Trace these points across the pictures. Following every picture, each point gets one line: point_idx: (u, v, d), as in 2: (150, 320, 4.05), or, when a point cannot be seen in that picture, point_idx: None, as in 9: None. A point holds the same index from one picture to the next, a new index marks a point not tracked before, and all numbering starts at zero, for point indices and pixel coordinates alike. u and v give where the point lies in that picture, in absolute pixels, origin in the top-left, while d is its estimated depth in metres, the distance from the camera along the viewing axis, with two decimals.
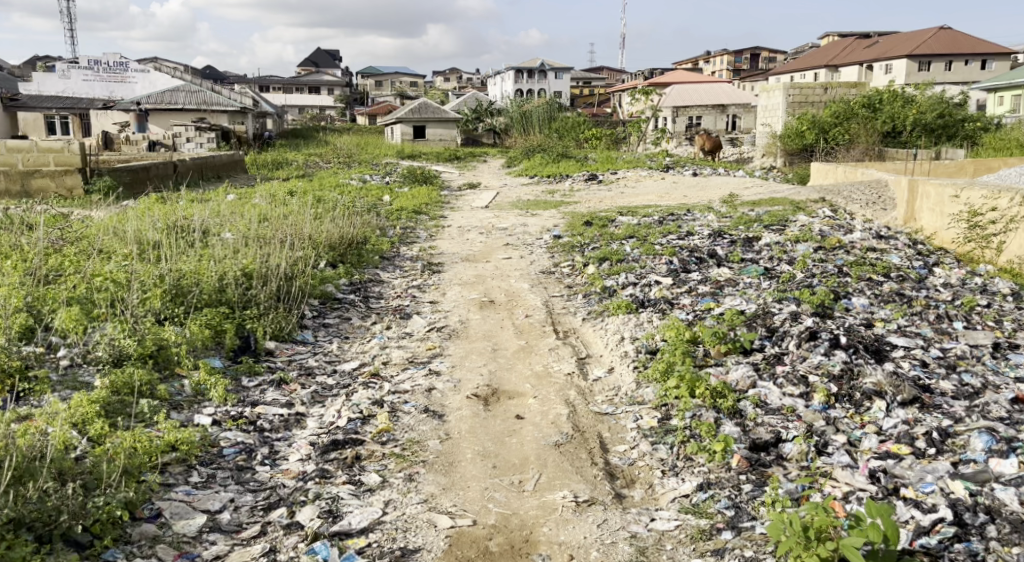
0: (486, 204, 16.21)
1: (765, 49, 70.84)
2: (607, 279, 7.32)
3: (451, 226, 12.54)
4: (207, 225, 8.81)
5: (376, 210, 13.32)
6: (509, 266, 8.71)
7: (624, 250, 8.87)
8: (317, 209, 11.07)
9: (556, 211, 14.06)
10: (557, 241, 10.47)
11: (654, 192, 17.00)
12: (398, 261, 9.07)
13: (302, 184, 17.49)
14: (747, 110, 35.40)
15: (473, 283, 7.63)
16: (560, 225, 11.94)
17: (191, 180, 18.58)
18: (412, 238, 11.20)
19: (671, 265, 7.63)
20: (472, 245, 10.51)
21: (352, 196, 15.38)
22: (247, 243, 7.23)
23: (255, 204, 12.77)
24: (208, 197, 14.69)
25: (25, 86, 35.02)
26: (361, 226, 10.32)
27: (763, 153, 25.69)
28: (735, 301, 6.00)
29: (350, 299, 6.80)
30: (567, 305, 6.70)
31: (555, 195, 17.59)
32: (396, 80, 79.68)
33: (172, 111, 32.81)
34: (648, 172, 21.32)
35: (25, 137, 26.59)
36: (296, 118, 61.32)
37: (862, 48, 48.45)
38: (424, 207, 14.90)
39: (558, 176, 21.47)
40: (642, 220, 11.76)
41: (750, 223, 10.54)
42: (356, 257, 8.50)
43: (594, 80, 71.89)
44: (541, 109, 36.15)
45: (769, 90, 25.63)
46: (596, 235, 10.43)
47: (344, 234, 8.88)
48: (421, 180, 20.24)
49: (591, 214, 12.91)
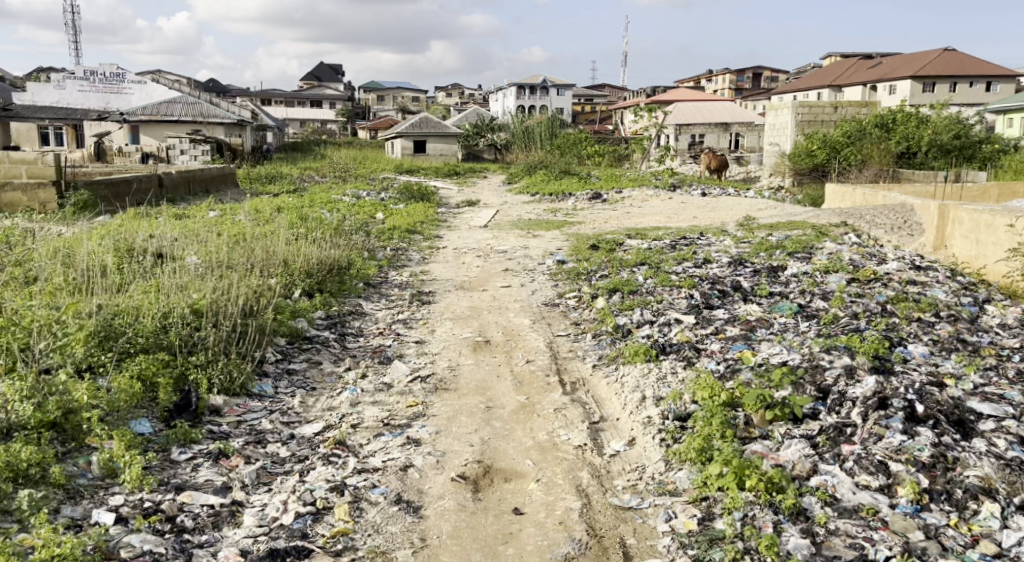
0: (485, 223, 15.38)
1: (767, 68, 70.32)
2: (620, 316, 6.44)
3: (446, 248, 11.67)
4: (174, 248, 7.96)
5: (366, 229, 12.49)
6: (508, 297, 7.83)
7: (636, 280, 8.00)
8: (300, 229, 10.21)
9: (560, 232, 13.22)
10: (562, 267, 9.60)
11: (661, 213, 16.13)
12: (385, 288, 8.20)
13: (292, 200, 16.70)
14: (752, 129, 34.72)
15: (467, 317, 6.74)
16: (564, 248, 11.06)
17: (177, 196, 17.78)
18: (403, 261, 10.32)
19: (692, 300, 6.76)
20: (468, 270, 9.63)
21: (344, 214, 14.52)
22: (208, 271, 6.35)
23: (237, 222, 11.96)
24: (191, 213, 13.83)
25: (19, 96, 34.58)
26: (347, 250, 9.48)
27: (771, 174, 24.94)
28: (773, 348, 5.12)
29: (324, 337, 5.91)
30: (575, 347, 5.81)
31: (557, 214, 16.73)
32: (396, 95, 79.14)
33: (166, 122, 32.08)
34: (655, 191, 20.49)
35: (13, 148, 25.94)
36: (296, 132, 60.77)
37: (866, 69, 47.94)
38: (418, 226, 14.06)
39: (561, 193, 20.65)
40: (653, 244, 10.89)
41: (771, 251, 9.67)
42: (339, 285, 7.63)
43: (597, 97, 71.28)
44: (543, 126, 35.43)
45: (778, 108, 24.88)
46: (604, 261, 9.58)
47: (325, 258, 8.00)
48: (417, 196, 19.40)
49: (596, 237, 12.06)
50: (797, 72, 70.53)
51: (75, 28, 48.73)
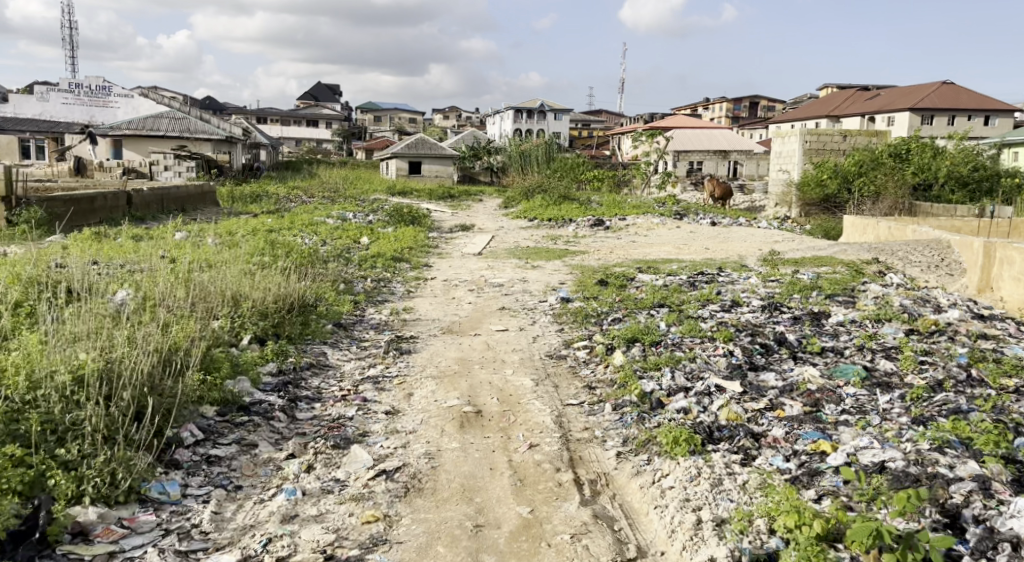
0: (479, 251, 14.14)
1: (765, 98, 69.78)
2: (645, 379, 5.17)
3: (435, 280, 10.43)
4: (105, 282, 6.77)
5: (346, 257, 11.25)
6: (506, 345, 6.56)
7: (658, 327, 6.75)
8: (266, 257, 9.00)
9: (560, 263, 11.99)
10: (566, 306, 8.36)
11: (668, 244, 14.94)
12: (358, 331, 6.94)
13: (272, 221, 15.48)
14: (752, 158, 33.80)
15: (454, 374, 5.47)
16: (568, 283, 9.81)
17: (146, 214, 16.72)
18: (385, 294, 9.07)
19: (731, 359, 5.50)
20: (459, 308, 8.36)
21: (325, 238, 13.31)
22: (128, 316, 5.10)
23: (203, 246, 10.74)
24: (155, 235, 12.64)
25: (1, 107, 33.82)
26: (318, 284, 8.23)
27: (776, 204, 23.87)
28: (860, 436, 3.84)
29: (270, 404, 4.62)
30: (591, 423, 4.52)
31: (557, 242, 15.54)
32: (393, 115, 78.26)
33: (151, 137, 30.95)
34: (660, 218, 19.35)
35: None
36: (289, 152, 59.77)
37: (864, 100, 47.31)
38: (405, 252, 12.83)
39: (560, 219, 19.48)
40: (668, 280, 9.67)
41: (807, 293, 8.43)
42: (299, 329, 6.38)
43: (594, 123, 70.55)
44: (540, 150, 34.37)
45: (785, 135, 23.84)
46: (614, 300, 8.34)
47: (287, 295, 6.75)
48: (408, 219, 18.18)
49: (604, 270, 10.83)
50: (794, 102, 70.05)
51: (68, 42, 47.97)
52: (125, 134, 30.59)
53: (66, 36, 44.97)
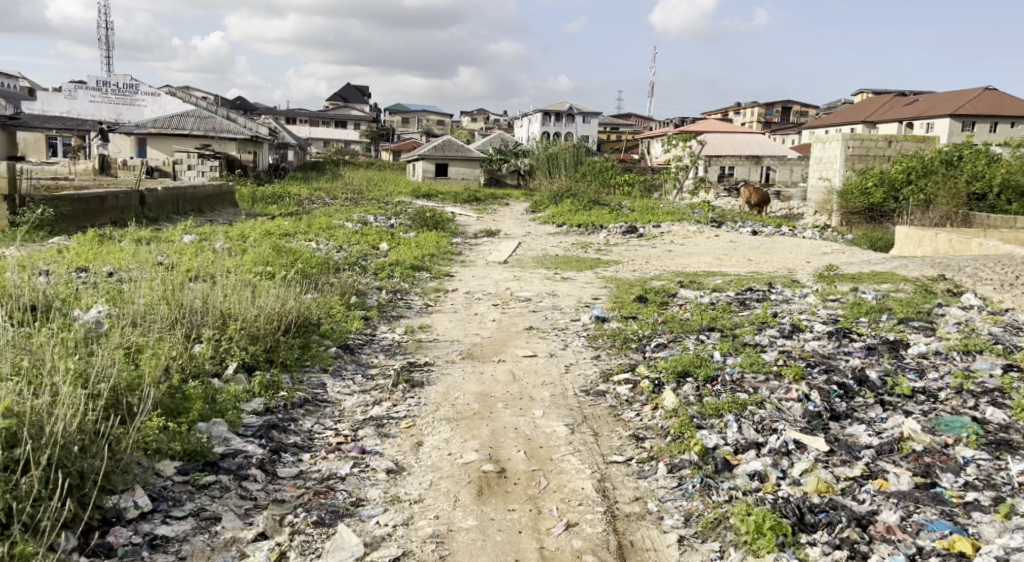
0: (504, 259, 13.29)
1: (798, 103, 68.26)
2: (704, 429, 4.25)
3: (457, 291, 9.61)
4: (84, 296, 6.04)
5: (362, 265, 10.48)
6: (534, 377, 5.66)
7: (710, 359, 5.81)
8: (272, 265, 8.23)
9: (592, 275, 11.11)
10: (601, 327, 7.45)
11: (706, 255, 13.95)
12: (365, 355, 6.10)
13: (289, 225, 14.79)
14: (785, 164, 32.62)
15: (473, 416, 4.59)
16: (603, 299, 8.90)
17: (160, 215, 16.14)
18: (400, 309, 8.24)
19: (808, 405, 4.55)
20: (480, 327, 7.49)
21: (341, 243, 12.55)
22: (88, 343, 4.33)
23: (210, 251, 10.03)
24: (162, 239, 11.96)
25: (30, 105, 33.73)
26: (326, 300, 7.42)
27: (816, 212, 22.74)
28: (1010, 538, 2.92)
29: (249, 455, 3.80)
30: (642, 491, 3.63)
31: (588, 250, 14.67)
32: (421, 118, 77.93)
33: (176, 136, 30.54)
34: (697, 226, 18.35)
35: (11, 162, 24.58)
36: (317, 153, 59.57)
37: (902, 105, 45.73)
38: (425, 260, 12.03)
39: (590, 225, 18.56)
40: (715, 298, 8.74)
41: (875, 316, 7.41)
42: (296, 354, 5.55)
43: (623, 126, 69.50)
44: (568, 153, 33.51)
45: (825, 140, 22.69)
46: (655, 321, 7.43)
47: (285, 314, 5.91)
48: (430, 224, 17.38)
49: (641, 284, 9.93)
50: (828, 108, 68.32)
51: (102, 42, 48.17)
52: (150, 132, 30.23)
53: (104, 37, 45.15)
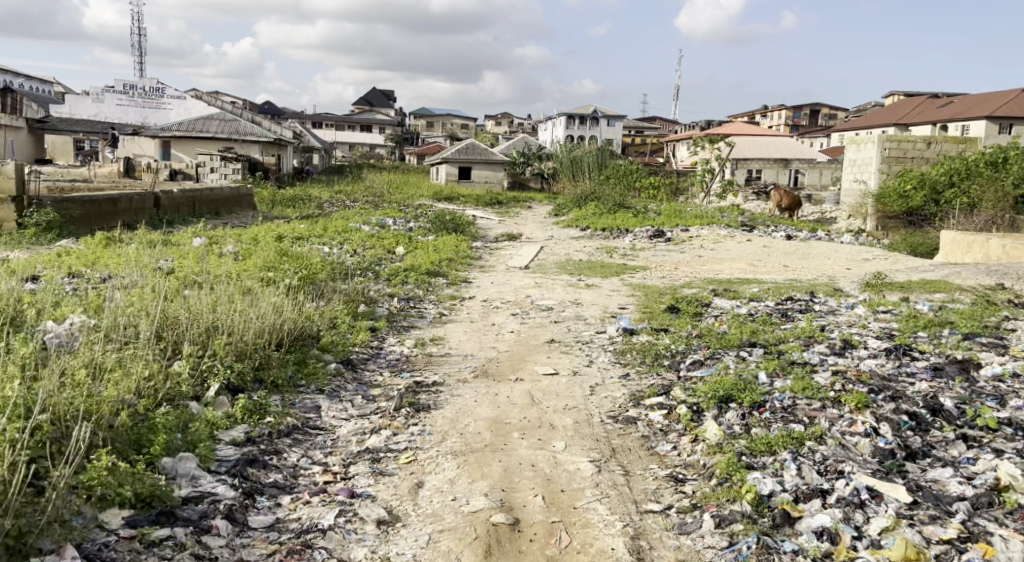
0: (526, 264, 12.67)
1: (827, 106, 67.01)
2: (756, 471, 3.61)
3: (474, 299, 9.02)
4: (64, 305, 5.51)
5: (376, 272, 9.93)
6: (556, 399, 5.04)
7: (755, 381, 5.14)
8: (276, 270, 7.67)
9: (618, 281, 10.46)
10: (629, 340, 6.80)
11: (738, 262, 13.24)
12: (368, 373, 5.49)
13: (304, 228, 14.30)
14: (815, 166, 31.72)
15: (486, 449, 3.98)
16: (630, 309, 8.26)
17: (175, 217, 15.75)
18: (412, 318, 7.66)
19: (877, 441, 3.87)
20: (498, 340, 6.88)
21: (356, 248, 12.02)
22: (42, 364, 3.77)
23: (218, 256, 9.52)
24: (172, 242, 11.49)
25: (58, 108, 33.79)
26: (331, 309, 6.83)
27: (849, 216, 21.85)
28: None
29: (217, 499, 3.22)
30: (685, 554, 3.01)
31: (613, 255, 14.01)
32: (445, 122, 77.71)
33: (199, 138, 30.33)
34: (727, 230, 17.60)
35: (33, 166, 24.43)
36: (341, 156, 59.46)
37: (936, 107, 44.52)
38: (442, 265, 11.46)
39: (615, 229, 17.89)
40: (754, 309, 8.05)
41: (936, 330, 6.68)
42: (290, 372, 4.96)
43: (648, 130, 68.64)
44: (592, 156, 32.88)
45: (860, 141, 21.71)
46: (690, 334, 6.76)
47: (277, 327, 5.31)
48: (450, 227, 16.83)
49: (672, 292, 9.26)
50: (857, 110, 66.94)
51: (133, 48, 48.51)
52: (173, 134, 30.01)
53: (137, 43, 45.50)
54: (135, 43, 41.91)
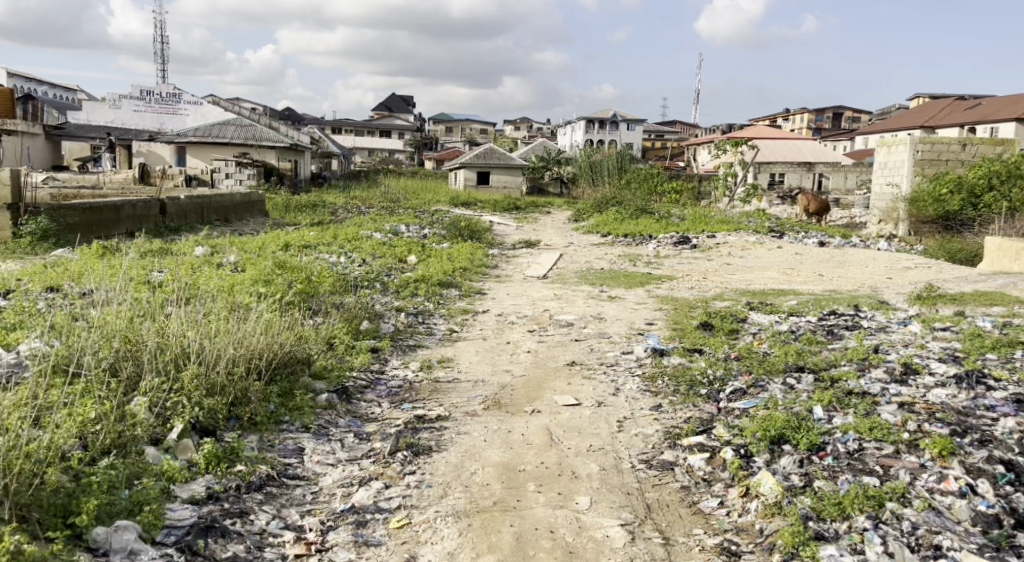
0: (544, 272, 12.02)
1: (850, 108, 65.72)
2: (827, 546, 2.96)
3: (488, 313, 8.37)
4: (27, 327, 4.92)
5: (383, 283, 9.31)
6: (579, 438, 4.36)
7: (811, 417, 4.42)
8: (273, 282, 7.05)
9: (643, 292, 9.77)
10: (659, 363, 6.09)
11: (770, 271, 12.49)
12: (362, 405, 4.85)
13: (314, 236, 13.73)
14: (840, 170, 30.82)
15: (495, 509, 3.34)
16: (658, 325, 7.55)
17: (182, 225, 15.28)
18: (419, 336, 7.02)
19: (976, 503, 3.18)
20: (512, 362, 6.23)
21: (365, 257, 11.43)
22: None
23: (218, 267, 8.94)
24: (173, 252, 10.94)
25: (76, 115, 33.53)
26: (328, 329, 6.19)
27: (878, 219, 20.79)
28: None
29: None
30: None
31: (636, 263, 13.31)
32: (464, 127, 77.32)
33: (214, 144, 29.81)
34: (755, 237, 16.82)
35: (47, 174, 24.17)
36: (360, 162, 59.21)
37: (964, 108, 43.28)
38: (455, 275, 10.83)
39: (638, 235, 17.16)
40: (796, 326, 7.33)
41: (1007, 352, 5.91)
42: (272, 407, 4.32)
43: (668, 133, 67.78)
44: (611, 160, 32.19)
45: (891, 143, 20.40)
46: (728, 357, 6.04)
47: (256, 351, 4.65)
48: (465, 234, 16.19)
49: (703, 305, 8.55)
50: (882, 113, 65.58)
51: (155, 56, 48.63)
52: (189, 140, 29.68)
53: (156, 50, 45.49)
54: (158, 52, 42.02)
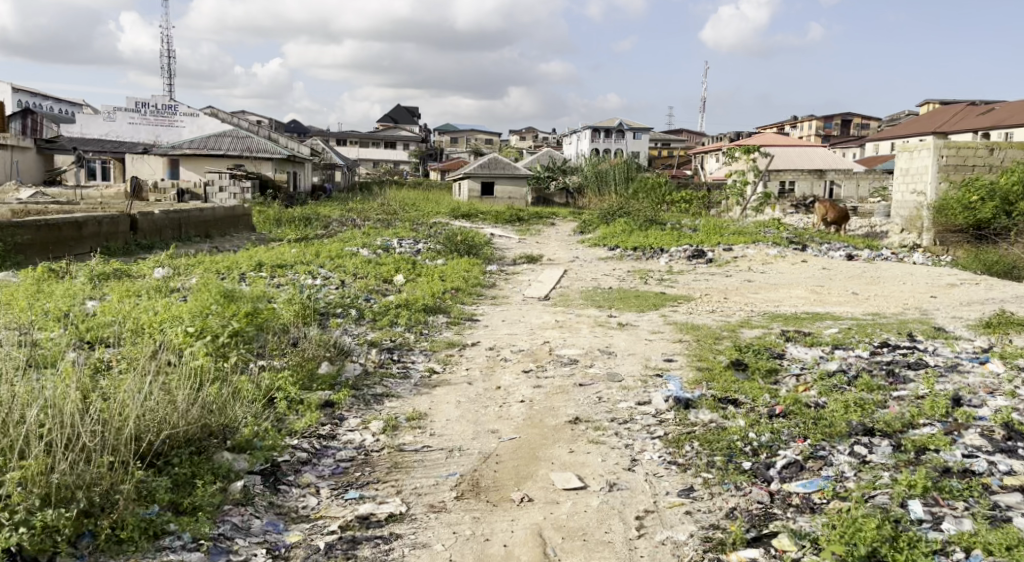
0: (546, 292, 10.79)
1: (858, 115, 64.46)
2: None
3: (478, 346, 7.14)
4: None
5: (359, 311, 8.10)
6: (585, 553, 3.14)
7: (907, 518, 3.17)
8: (214, 314, 5.84)
9: (656, 317, 8.54)
10: (685, 421, 4.82)
11: (796, 289, 11.25)
12: (290, 497, 3.61)
13: (295, 253, 12.55)
14: (851, 177, 29.61)
15: None
16: (679, 363, 6.29)
17: (155, 242, 14.16)
18: (389, 383, 5.78)
19: None
20: (501, 418, 4.97)
21: (347, 277, 10.23)
22: None
23: (171, 293, 7.74)
24: (131, 275, 9.74)
25: (69, 128, 32.08)
26: (266, 384, 4.95)
27: (900, 229, 19.08)
28: None
29: None
30: None
31: (648, 281, 12.08)
32: (469, 137, 76.46)
33: (209, 156, 28.60)
34: (775, 249, 15.53)
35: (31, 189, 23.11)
36: (364, 173, 58.33)
37: (976, 115, 41.98)
38: (443, 297, 9.62)
39: (648, 248, 15.94)
40: (849, 365, 6.06)
41: None
42: (154, 511, 3.08)
43: (675, 142, 66.61)
44: (618, 169, 31.09)
45: (912, 148, 18.60)
46: (772, 412, 4.77)
47: (135, 428, 3.43)
48: (462, 248, 15.00)
49: (731, 336, 7.28)
50: (891, 119, 64.27)
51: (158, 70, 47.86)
52: (183, 152, 28.56)
53: (164, 65, 44.78)
54: (163, 65, 41.21)
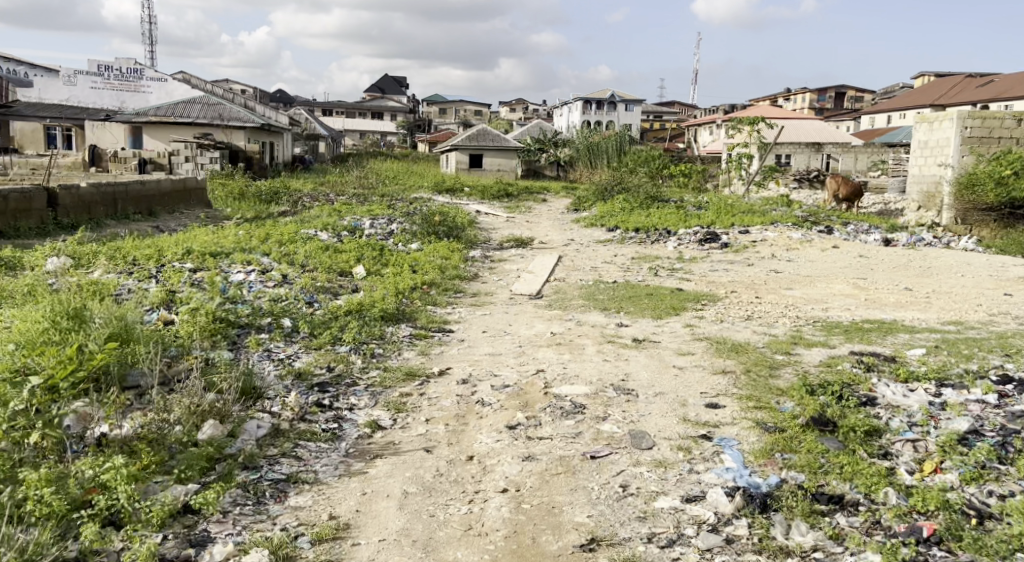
0: (537, 288, 8.81)
1: (853, 88, 62.17)
2: None
3: (448, 377, 5.20)
4: None
5: (296, 321, 6.09)
6: None
7: None
8: (48, 338, 3.86)
9: (678, 330, 6.57)
10: (770, 548, 2.96)
11: (836, 285, 9.28)
12: None
13: (242, 236, 10.52)
14: (851, 151, 27.68)
15: None
16: (729, 414, 4.37)
17: (80, 220, 12.03)
18: (303, 454, 3.82)
19: None
20: (467, 537, 3.06)
21: (298, 271, 8.22)
22: None
23: (38, 295, 5.70)
24: (21, 268, 7.68)
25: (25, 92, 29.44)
26: (75, 489, 2.96)
27: (916, 206, 16.01)
28: None
29: None
30: None
31: (659, 272, 10.13)
32: (458, 108, 73.87)
33: (174, 123, 26.24)
34: (799, 232, 13.60)
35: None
36: (349, 144, 55.89)
37: (977, 86, 39.79)
38: (409, 297, 7.62)
39: (654, 230, 13.99)
40: (984, 422, 4.11)
41: None
42: None
43: (667, 114, 64.43)
44: (612, 142, 29.03)
45: (931, 117, 15.40)
46: (915, 537, 2.91)
47: None
48: (441, 230, 12.94)
49: (789, 364, 5.32)
50: (886, 92, 62.09)
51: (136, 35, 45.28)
52: (146, 119, 26.19)
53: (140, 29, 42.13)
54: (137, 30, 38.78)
